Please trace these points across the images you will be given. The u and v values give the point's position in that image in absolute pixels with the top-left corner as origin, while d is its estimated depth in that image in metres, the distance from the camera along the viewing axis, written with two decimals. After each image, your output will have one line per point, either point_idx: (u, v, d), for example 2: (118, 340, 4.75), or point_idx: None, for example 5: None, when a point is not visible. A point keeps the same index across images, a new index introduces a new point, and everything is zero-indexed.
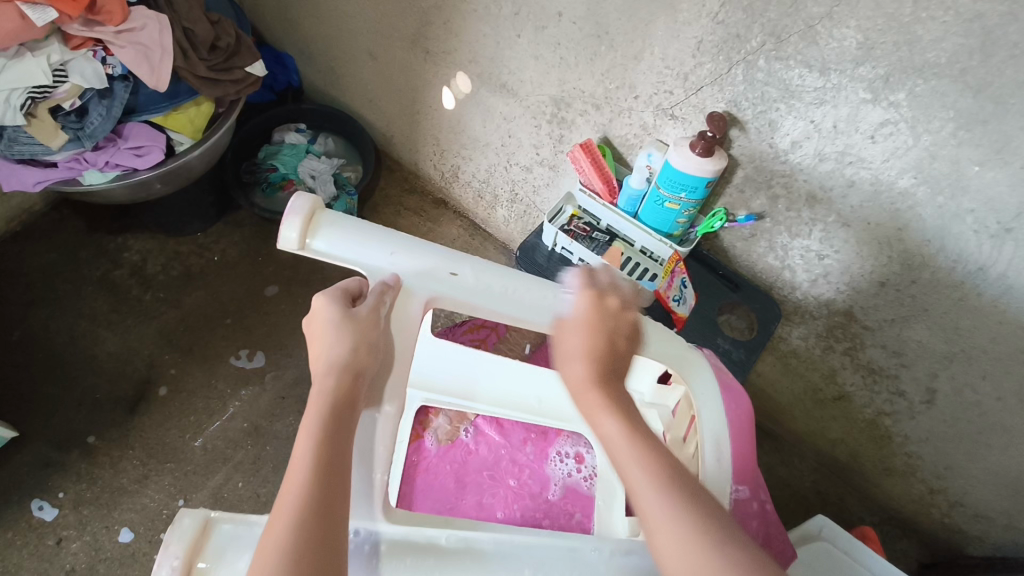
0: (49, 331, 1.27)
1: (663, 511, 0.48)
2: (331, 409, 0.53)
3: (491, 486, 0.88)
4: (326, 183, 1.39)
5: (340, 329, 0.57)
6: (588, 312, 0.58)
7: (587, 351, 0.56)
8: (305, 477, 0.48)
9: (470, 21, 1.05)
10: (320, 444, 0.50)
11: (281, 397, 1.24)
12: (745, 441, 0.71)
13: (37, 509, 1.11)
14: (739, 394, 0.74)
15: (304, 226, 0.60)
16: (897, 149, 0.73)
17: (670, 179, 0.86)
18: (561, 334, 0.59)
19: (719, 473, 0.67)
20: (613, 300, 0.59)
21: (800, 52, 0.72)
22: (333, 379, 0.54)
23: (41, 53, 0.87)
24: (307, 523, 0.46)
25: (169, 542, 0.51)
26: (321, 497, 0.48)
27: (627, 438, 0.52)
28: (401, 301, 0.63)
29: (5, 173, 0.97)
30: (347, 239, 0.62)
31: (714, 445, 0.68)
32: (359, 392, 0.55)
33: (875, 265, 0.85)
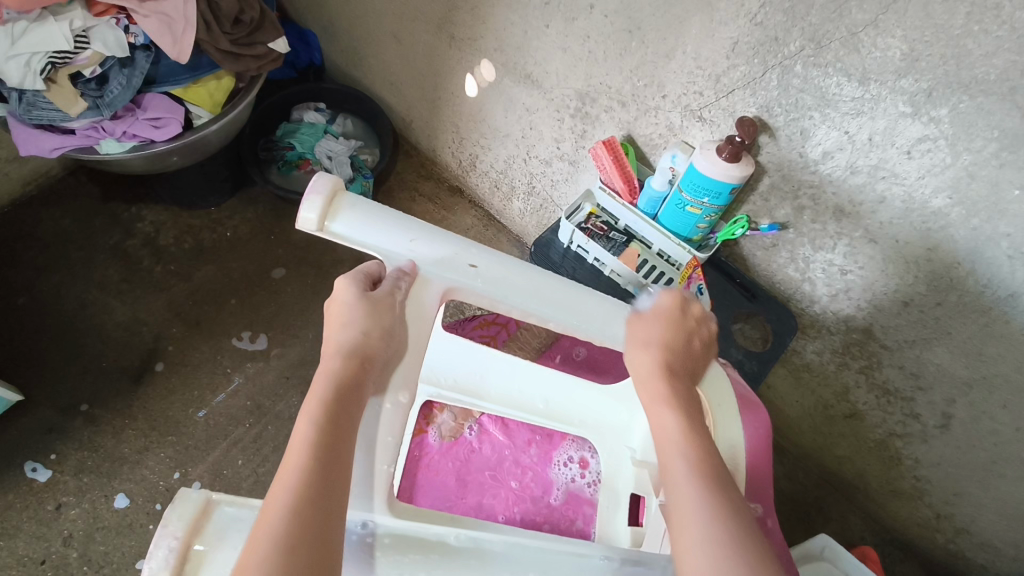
0: (60, 296, 1.27)
1: (695, 499, 0.49)
2: (332, 395, 0.52)
3: (493, 486, 0.87)
4: (342, 165, 1.38)
5: (353, 312, 0.57)
6: (668, 311, 0.63)
7: (662, 349, 0.60)
8: (303, 461, 0.48)
9: (498, 9, 1.03)
10: (319, 426, 0.50)
11: (285, 377, 1.24)
12: (762, 454, 0.70)
13: (32, 471, 1.11)
14: (757, 407, 0.72)
15: (325, 207, 0.59)
16: (933, 167, 0.70)
17: (694, 183, 0.83)
18: (638, 322, 0.64)
19: (733, 489, 0.66)
20: (694, 308, 0.64)
21: (840, 60, 0.69)
22: (337, 364, 0.54)
23: (63, 18, 0.86)
24: (302, 509, 0.45)
25: (168, 520, 0.50)
26: (317, 478, 0.47)
27: (676, 432, 0.55)
28: (418, 290, 0.62)
29: (24, 138, 0.96)
30: (366, 223, 0.60)
31: (729, 462, 0.66)
32: (362, 379, 0.55)
33: (900, 284, 0.82)
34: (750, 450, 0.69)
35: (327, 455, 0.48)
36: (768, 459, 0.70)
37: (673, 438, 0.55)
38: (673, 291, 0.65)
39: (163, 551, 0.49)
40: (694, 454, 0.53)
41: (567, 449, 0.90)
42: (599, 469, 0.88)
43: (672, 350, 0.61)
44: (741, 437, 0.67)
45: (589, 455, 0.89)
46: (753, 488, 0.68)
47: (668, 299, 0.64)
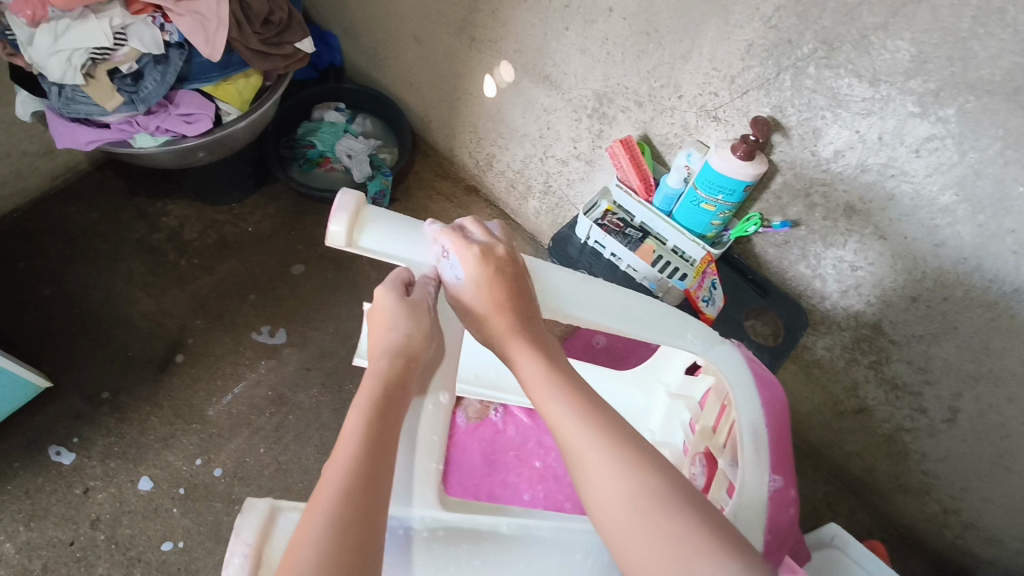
0: (87, 287, 1.31)
1: (581, 442, 0.54)
2: (379, 391, 0.55)
3: (517, 465, 0.91)
4: (362, 164, 1.41)
5: (396, 314, 0.59)
6: (482, 263, 0.61)
7: (496, 307, 0.61)
8: (353, 452, 0.50)
9: (518, 12, 1.06)
10: (369, 419, 0.52)
11: (305, 369, 1.27)
12: (781, 431, 0.70)
13: (56, 454, 1.14)
14: (771, 382, 0.74)
15: (351, 224, 0.59)
16: (941, 165, 0.73)
17: (709, 180, 0.87)
18: (459, 289, 0.62)
19: (758, 461, 0.67)
20: (498, 249, 0.62)
21: (851, 62, 0.72)
22: (385, 363, 0.57)
23: (104, 16, 0.89)
24: (354, 497, 0.47)
25: (239, 528, 0.52)
26: (367, 469, 0.49)
27: (544, 384, 0.58)
28: (445, 296, 0.64)
29: (61, 131, 0.99)
30: (395, 235, 0.61)
31: (750, 436, 0.69)
32: (407, 378, 0.57)
33: (908, 280, 0.85)
34: (767, 426, 0.70)
35: (377, 446, 0.51)
36: (787, 439, 0.71)
37: (546, 395, 0.58)
38: (468, 243, 0.62)
39: (238, 558, 0.51)
40: (571, 396, 0.57)
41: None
42: None
43: (509, 308, 0.62)
44: (758, 411, 0.70)
45: None
46: (776, 460, 0.68)
47: (470, 258, 0.61)
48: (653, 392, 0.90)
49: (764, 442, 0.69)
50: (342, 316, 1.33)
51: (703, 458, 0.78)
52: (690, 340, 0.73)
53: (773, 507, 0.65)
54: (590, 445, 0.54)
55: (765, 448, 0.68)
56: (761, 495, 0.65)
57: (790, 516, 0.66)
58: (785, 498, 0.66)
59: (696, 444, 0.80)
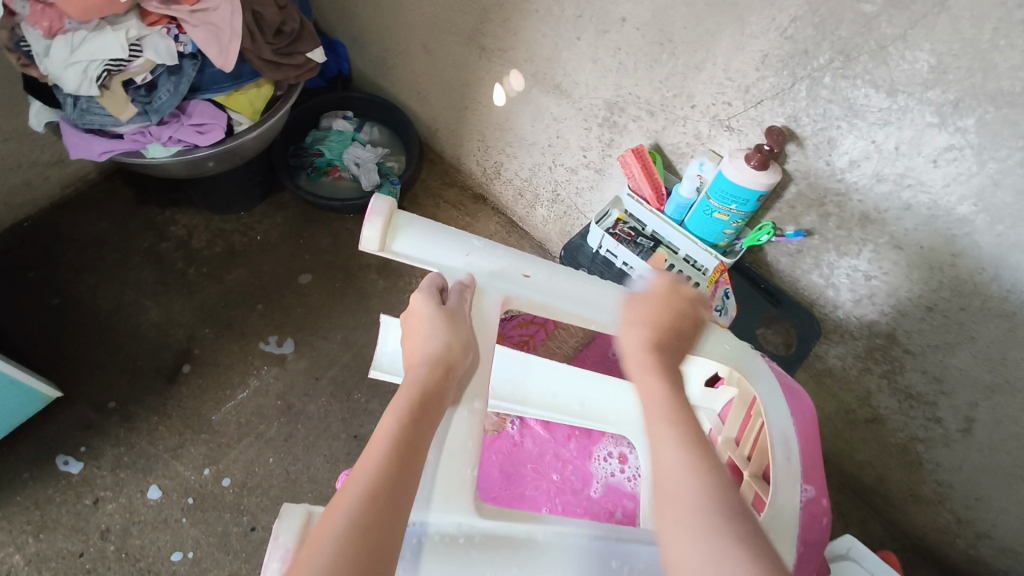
0: (97, 296, 1.31)
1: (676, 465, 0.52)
2: (414, 402, 0.54)
3: (535, 479, 0.90)
4: (370, 172, 1.42)
5: (434, 323, 0.58)
6: (663, 288, 0.65)
7: (651, 321, 0.63)
8: (381, 457, 0.50)
9: (530, 21, 1.06)
10: (403, 426, 0.52)
11: (314, 378, 1.27)
12: (812, 440, 0.69)
13: (64, 464, 1.14)
14: (801, 395, 0.73)
15: (386, 228, 0.61)
16: (959, 175, 0.73)
17: (723, 190, 0.87)
18: (634, 303, 0.65)
19: (791, 471, 0.65)
20: (687, 287, 0.66)
21: (868, 72, 0.72)
22: (423, 372, 0.56)
23: (120, 28, 0.90)
24: (376, 501, 0.47)
25: (277, 533, 0.51)
26: (392, 481, 0.49)
27: (658, 400, 0.57)
28: (477, 302, 0.64)
29: (75, 142, 0.99)
30: (425, 241, 0.63)
31: (782, 447, 0.66)
32: (445, 388, 0.56)
33: (924, 290, 0.84)
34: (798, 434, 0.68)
35: (406, 456, 0.50)
36: (818, 450, 0.69)
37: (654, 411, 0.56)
38: (667, 276, 0.67)
39: (277, 561, 0.50)
40: (678, 418, 0.55)
41: (605, 444, 0.94)
42: (638, 465, 0.92)
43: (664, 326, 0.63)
44: (788, 421, 0.69)
45: (626, 450, 0.94)
46: (808, 470, 0.66)
47: (662, 283, 0.66)
48: None
49: (796, 452, 0.67)
50: (350, 325, 1.33)
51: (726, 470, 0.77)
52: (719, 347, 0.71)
53: (805, 520, 0.63)
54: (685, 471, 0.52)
55: (797, 457, 0.66)
56: (795, 505, 0.63)
57: (821, 528, 0.64)
58: (818, 509, 0.64)
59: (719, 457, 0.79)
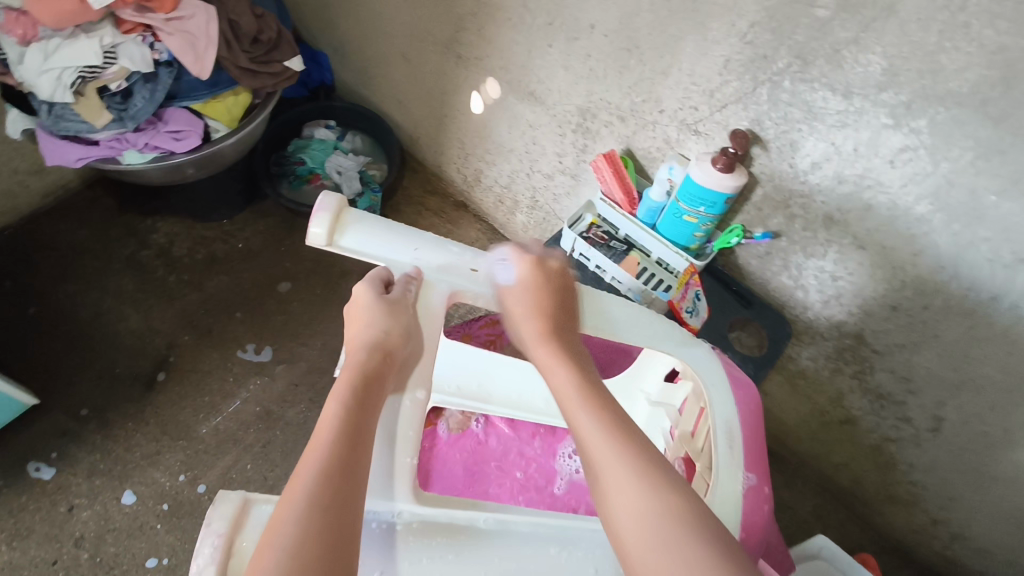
0: (76, 304, 1.31)
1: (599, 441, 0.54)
2: (356, 385, 0.56)
3: (499, 476, 0.91)
4: (352, 180, 1.43)
5: (374, 312, 0.60)
6: (529, 274, 0.67)
7: (536, 311, 0.65)
8: (329, 437, 0.51)
9: (503, 29, 1.08)
10: (346, 407, 0.54)
11: (293, 385, 1.27)
12: (756, 427, 0.71)
13: (35, 470, 1.13)
14: (747, 383, 0.74)
15: (332, 223, 0.61)
16: (915, 175, 0.74)
17: (691, 193, 0.89)
18: (507, 295, 0.67)
19: (732, 458, 0.66)
20: (550, 263, 0.69)
21: (825, 75, 0.74)
22: (363, 358, 0.58)
23: (94, 35, 0.90)
24: (332, 473, 0.49)
25: (210, 519, 0.51)
26: (340, 458, 0.50)
27: (570, 390, 0.59)
28: (424, 294, 0.64)
29: (50, 147, 0.99)
30: (373, 236, 0.63)
31: (724, 432, 0.68)
32: (385, 373, 0.58)
33: (887, 289, 0.86)
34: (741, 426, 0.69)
35: (352, 432, 0.52)
36: (761, 438, 0.71)
37: (574, 402, 0.58)
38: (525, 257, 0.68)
39: (208, 547, 0.50)
40: (597, 402, 0.57)
41: (570, 442, 0.95)
42: None
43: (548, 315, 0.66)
44: (732, 410, 0.70)
45: None
46: (750, 458, 0.68)
47: (525, 266, 0.68)
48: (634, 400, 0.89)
49: (737, 438, 0.68)
50: (330, 332, 1.33)
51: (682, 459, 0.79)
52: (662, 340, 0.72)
53: (748, 504, 0.64)
54: (613, 450, 0.53)
55: (739, 443, 0.68)
56: (736, 495, 0.65)
57: (765, 514, 0.65)
58: (758, 497, 0.65)
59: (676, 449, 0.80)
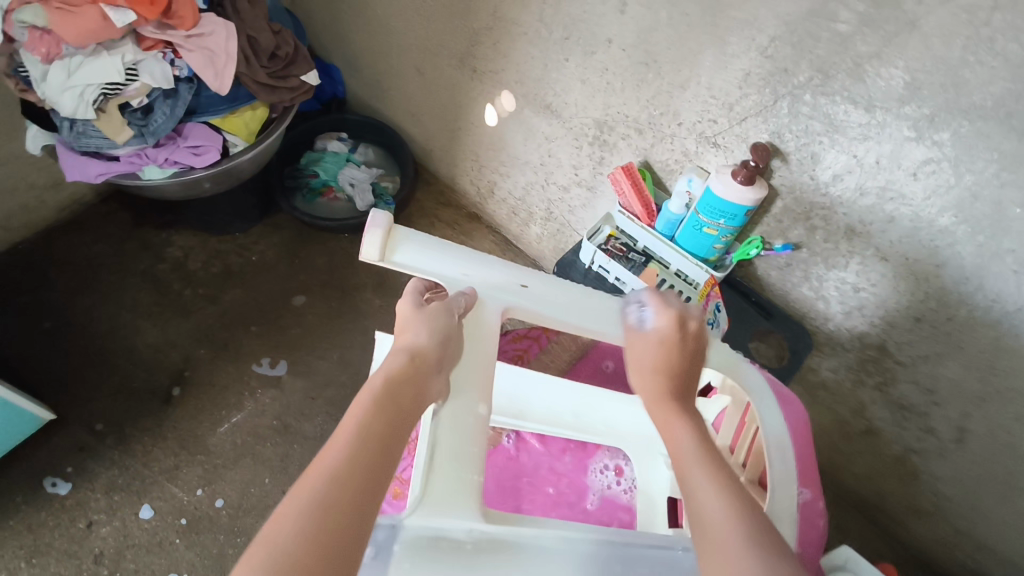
0: (92, 318, 1.31)
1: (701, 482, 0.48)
2: (390, 388, 0.51)
3: (531, 492, 0.90)
4: (364, 193, 1.43)
5: (421, 318, 0.58)
6: (668, 328, 0.61)
7: (661, 366, 0.59)
8: (353, 439, 0.46)
9: (519, 43, 1.09)
10: (376, 412, 0.49)
11: (311, 398, 1.26)
12: (806, 444, 0.69)
13: (51, 486, 1.13)
14: (793, 400, 0.72)
15: (385, 237, 0.61)
16: (939, 187, 0.74)
17: (710, 205, 0.89)
18: (635, 344, 0.62)
19: (787, 473, 0.65)
20: (692, 323, 0.62)
21: (847, 89, 0.74)
22: (398, 361, 0.53)
23: (116, 52, 0.90)
24: (351, 480, 0.44)
25: None
26: (365, 463, 0.45)
27: (688, 446, 0.52)
28: (477, 310, 0.63)
29: (71, 163, 1.00)
30: (423, 253, 0.64)
31: (779, 451, 0.65)
32: (421, 377, 0.53)
33: (911, 300, 0.86)
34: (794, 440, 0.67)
35: (382, 441, 0.48)
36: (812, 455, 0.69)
37: (682, 449, 0.51)
38: (668, 310, 0.62)
39: None
40: (710, 455, 0.51)
41: (601, 457, 0.94)
42: (634, 476, 0.91)
43: (670, 370, 0.59)
44: (782, 427, 0.67)
45: (623, 462, 0.92)
46: (804, 472, 0.66)
47: (666, 320, 0.62)
48: None
49: (790, 456, 0.66)
50: (347, 344, 1.33)
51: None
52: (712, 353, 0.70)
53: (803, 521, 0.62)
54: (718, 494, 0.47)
55: (793, 462, 0.65)
56: (792, 511, 0.62)
57: (819, 528, 0.64)
58: (813, 511, 0.64)
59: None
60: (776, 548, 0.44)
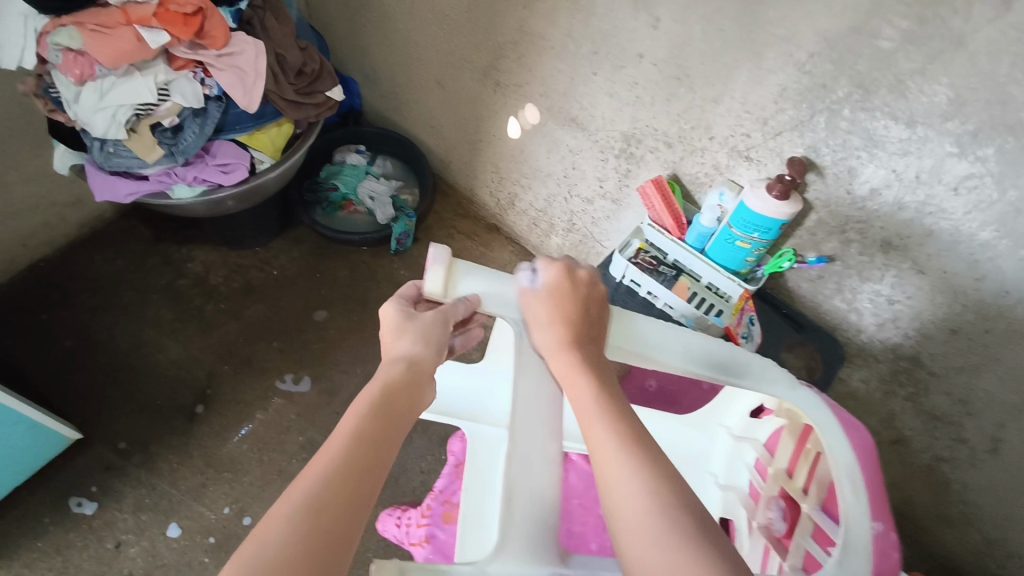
0: (114, 336, 1.30)
1: (607, 447, 0.51)
2: (378, 396, 0.56)
3: (581, 514, 0.90)
4: (385, 206, 1.43)
5: (409, 324, 0.61)
6: (557, 279, 0.62)
7: (557, 324, 0.60)
8: (342, 442, 0.51)
9: (545, 58, 1.09)
10: (363, 418, 0.53)
11: (335, 413, 1.26)
12: (874, 471, 0.67)
13: (77, 506, 1.13)
14: (856, 424, 0.70)
15: (446, 275, 0.62)
16: (980, 203, 0.74)
17: (744, 219, 0.89)
18: (527, 300, 0.63)
19: (856, 504, 0.63)
20: (581, 274, 0.64)
21: (887, 105, 0.74)
22: (393, 370, 0.58)
23: (149, 72, 0.91)
24: (335, 479, 0.48)
25: None
26: (351, 462, 0.50)
27: (593, 406, 0.54)
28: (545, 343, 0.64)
29: (100, 183, 0.99)
30: (484, 287, 0.64)
31: (850, 484, 0.65)
32: (408, 384, 0.58)
33: (948, 313, 0.85)
34: (863, 472, 0.66)
35: (369, 440, 0.52)
36: (880, 480, 0.67)
37: (588, 414, 0.54)
38: (558, 262, 0.64)
39: None
40: (612, 414, 0.53)
41: None
42: None
43: (572, 327, 0.61)
44: (850, 456, 0.67)
45: None
46: (874, 503, 0.64)
47: (556, 271, 0.63)
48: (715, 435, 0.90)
49: (861, 487, 0.65)
50: (370, 358, 1.33)
51: (781, 501, 0.77)
52: (774, 384, 0.70)
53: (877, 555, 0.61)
54: (620, 459, 0.50)
55: (863, 494, 0.64)
56: (864, 547, 0.61)
57: (894, 563, 0.61)
58: (887, 544, 0.62)
59: (770, 489, 0.79)
60: (676, 508, 0.47)
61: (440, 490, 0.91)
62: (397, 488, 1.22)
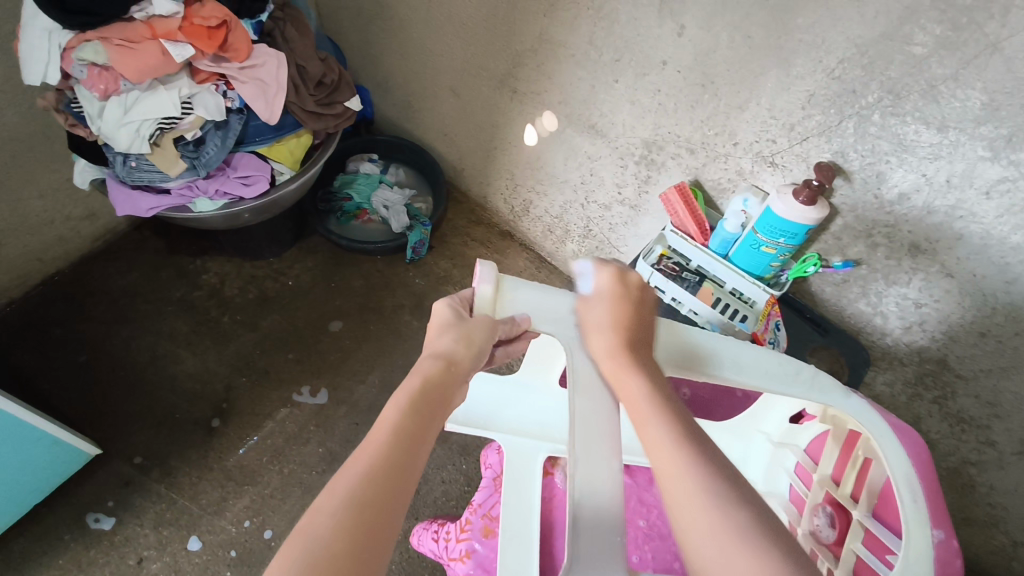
0: (131, 349, 1.29)
1: (665, 448, 0.51)
2: (419, 391, 0.54)
3: None
4: (400, 214, 1.42)
5: (453, 326, 0.60)
6: (610, 281, 0.64)
7: (608, 321, 0.62)
8: (384, 438, 0.50)
9: (565, 65, 1.09)
10: (402, 413, 0.52)
11: (355, 424, 1.25)
12: (932, 477, 0.68)
13: (95, 521, 1.12)
14: (910, 430, 0.72)
15: (495, 292, 0.65)
16: (1013, 206, 0.74)
17: (771, 225, 0.89)
18: (586, 304, 0.64)
19: (915, 512, 0.65)
20: (631, 276, 0.65)
21: (918, 109, 0.75)
22: (431, 365, 0.56)
23: (172, 86, 0.90)
24: (376, 477, 0.47)
25: None
26: (394, 459, 0.49)
27: (647, 404, 0.55)
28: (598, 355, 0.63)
29: (122, 198, 0.99)
30: (532, 301, 0.65)
31: (908, 491, 0.66)
32: (448, 378, 0.57)
33: (977, 316, 0.85)
34: (919, 478, 0.67)
35: (410, 436, 0.51)
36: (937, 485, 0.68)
37: (643, 413, 0.54)
38: (608, 267, 0.65)
39: None
40: (665, 413, 0.54)
41: None
42: None
43: (622, 324, 0.62)
44: (905, 462, 0.68)
45: None
46: (933, 511, 0.65)
47: (607, 277, 0.65)
48: (752, 441, 0.92)
49: (920, 494, 0.66)
50: (388, 367, 1.33)
51: (829, 507, 0.79)
52: (828, 393, 0.71)
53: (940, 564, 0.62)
54: (679, 456, 0.50)
55: (923, 501, 0.66)
56: (926, 555, 0.62)
57: (958, 570, 0.62)
58: (949, 552, 0.63)
59: (816, 495, 0.80)
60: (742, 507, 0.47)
61: (479, 504, 0.91)
62: (417, 499, 1.21)
